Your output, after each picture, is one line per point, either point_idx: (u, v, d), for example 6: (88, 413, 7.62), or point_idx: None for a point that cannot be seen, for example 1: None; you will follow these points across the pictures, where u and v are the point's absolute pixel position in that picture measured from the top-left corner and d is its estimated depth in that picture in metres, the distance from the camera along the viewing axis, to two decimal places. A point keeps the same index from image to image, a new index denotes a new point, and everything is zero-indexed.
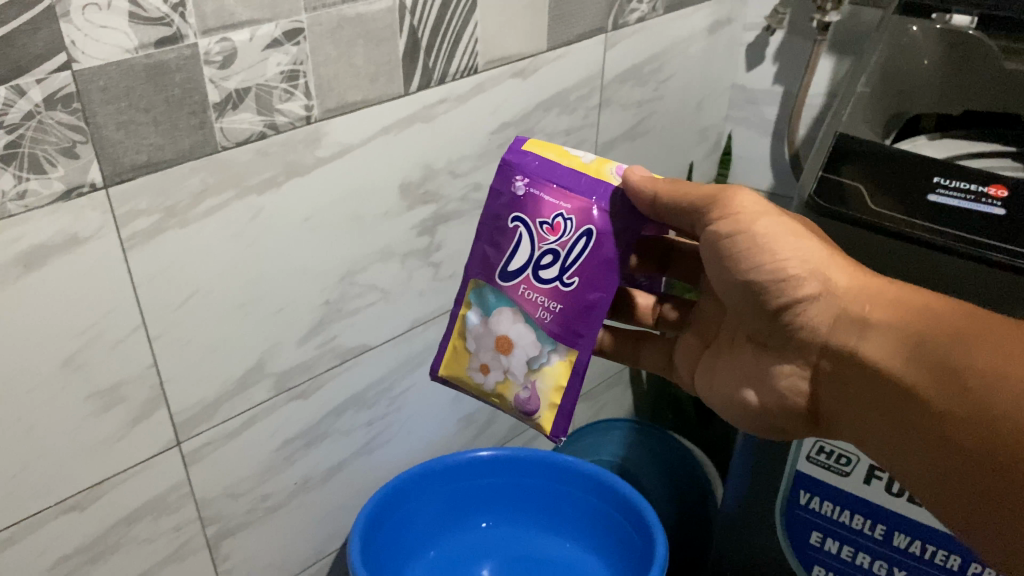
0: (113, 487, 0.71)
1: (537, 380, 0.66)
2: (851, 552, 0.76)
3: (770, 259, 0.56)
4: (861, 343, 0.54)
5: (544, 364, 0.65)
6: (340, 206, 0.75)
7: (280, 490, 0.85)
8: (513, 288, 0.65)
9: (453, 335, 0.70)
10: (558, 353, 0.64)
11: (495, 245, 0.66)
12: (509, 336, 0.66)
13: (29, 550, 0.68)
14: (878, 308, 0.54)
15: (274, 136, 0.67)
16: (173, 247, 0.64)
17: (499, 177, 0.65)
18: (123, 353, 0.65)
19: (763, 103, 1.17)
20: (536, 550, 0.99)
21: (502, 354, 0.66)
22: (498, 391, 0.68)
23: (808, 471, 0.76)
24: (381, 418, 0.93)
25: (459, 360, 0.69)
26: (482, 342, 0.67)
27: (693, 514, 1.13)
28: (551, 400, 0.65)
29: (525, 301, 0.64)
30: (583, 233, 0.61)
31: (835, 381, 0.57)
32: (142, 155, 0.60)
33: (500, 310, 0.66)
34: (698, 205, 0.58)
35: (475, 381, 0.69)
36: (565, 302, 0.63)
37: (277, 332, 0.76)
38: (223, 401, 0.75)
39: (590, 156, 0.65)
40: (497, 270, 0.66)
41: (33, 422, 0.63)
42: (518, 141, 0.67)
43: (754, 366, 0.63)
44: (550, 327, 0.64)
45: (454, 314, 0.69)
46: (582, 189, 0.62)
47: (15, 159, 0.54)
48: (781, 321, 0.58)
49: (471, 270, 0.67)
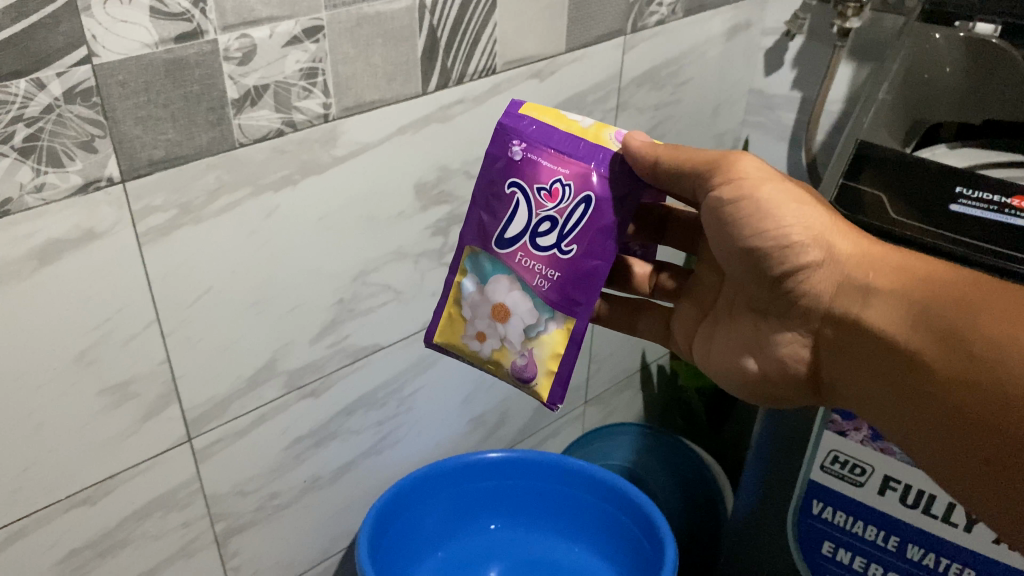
0: (123, 482, 0.71)
1: (534, 348, 0.65)
2: (862, 562, 0.75)
3: (772, 224, 0.56)
4: (861, 309, 0.54)
5: (542, 332, 0.65)
6: (354, 205, 0.75)
7: (289, 488, 0.85)
8: (510, 256, 0.64)
9: (447, 303, 0.69)
10: (555, 321, 0.64)
11: (491, 211, 0.65)
12: (506, 304, 0.65)
13: (39, 544, 0.68)
14: (881, 275, 0.54)
15: (291, 134, 0.67)
16: (187, 245, 0.64)
17: (495, 142, 0.64)
18: (137, 348, 0.65)
19: (780, 109, 1.16)
20: (546, 553, 0.99)
21: (500, 322, 0.66)
22: (494, 359, 0.67)
23: (821, 481, 0.75)
24: (392, 417, 0.93)
25: (453, 327, 0.68)
26: (477, 311, 0.67)
27: (703, 520, 1.13)
28: (548, 367, 0.65)
29: (521, 269, 0.64)
30: (581, 199, 0.61)
31: (836, 349, 0.57)
32: (159, 150, 0.59)
33: (497, 278, 0.65)
34: (699, 170, 0.59)
35: (471, 350, 0.68)
36: (564, 269, 0.62)
37: (289, 331, 0.76)
38: (235, 399, 0.75)
39: (587, 121, 0.64)
40: (493, 238, 0.65)
41: (45, 417, 0.63)
42: (515, 104, 0.66)
43: (752, 335, 0.63)
44: (548, 295, 0.63)
45: (449, 282, 0.69)
46: (581, 155, 0.61)
47: (33, 153, 0.54)
48: (782, 288, 0.58)
49: (467, 237, 0.67)
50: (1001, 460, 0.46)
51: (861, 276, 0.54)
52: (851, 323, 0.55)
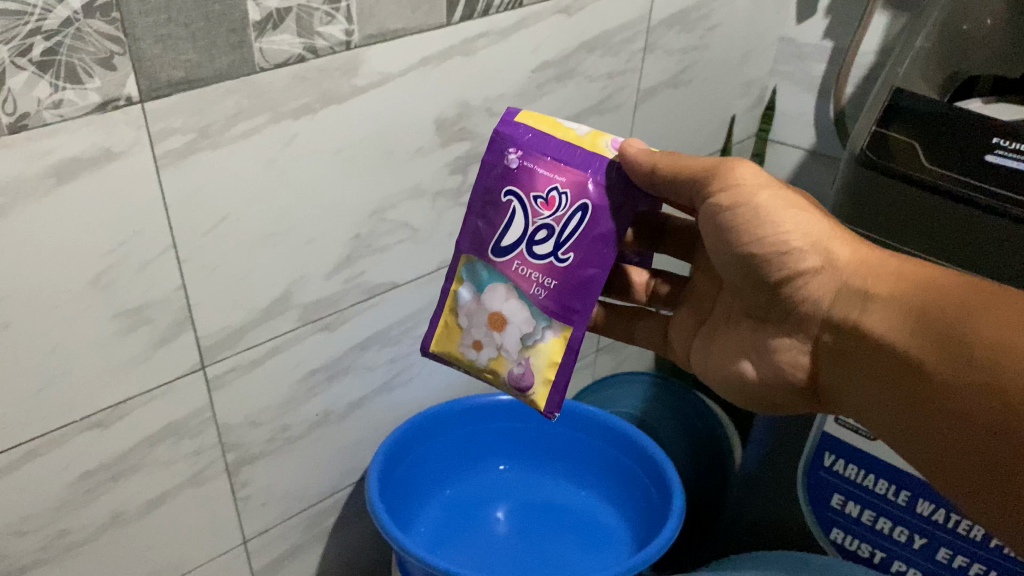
0: (135, 408, 0.71)
1: (531, 357, 0.66)
2: (871, 517, 0.74)
3: (771, 231, 0.55)
4: (861, 314, 0.54)
5: (539, 341, 0.65)
6: (374, 138, 0.73)
7: (300, 422, 0.86)
8: (506, 264, 0.64)
9: (443, 312, 0.69)
10: (552, 329, 0.65)
11: (487, 220, 0.65)
12: (502, 313, 0.65)
13: (53, 464, 0.69)
14: (880, 281, 0.54)
15: (312, 60, 0.65)
16: (203, 169, 0.63)
17: (490, 150, 0.65)
18: (152, 273, 0.65)
19: (810, 59, 1.13)
20: (551, 496, 0.98)
21: (496, 330, 0.66)
22: (490, 368, 0.68)
23: (835, 433, 0.73)
24: (404, 356, 0.92)
25: (449, 336, 0.69)
26: (474, 319, 0.67)
27: (710, 481, 1.10)
28: (545, 375, 0.66)
29: (518, 278, 0.64)
30: (578, 207, 0.61)
31: (833, 357, 0.57)
32: (179, 71, 0.58)
33: (493, 287, 0.66)
34: (697, 175, 0.58)
35: (467, 358, 0.68)
36: (561, 277, 0.63)
37: (304, 263, 0.75)
38: (249, 328, 0.75)
39: (583, 129, 0.65)
40: (490, 246, 0.65)
41: (60, 338, 0.63)
42: (510, 113, 0.66)
43: (747, 340, 0.63)
44: (545, 303, 0.64)
45: (444, 291, 0.69)
46: (578, 162, 0.62)
47: (51, 67, 0.53)
48: (781, 294, 0.58)
49: (462, 246, 0.67)
50: (1003, 469, 0.46)
51: (861, 282, 0.54)
52: (850, 331, 0.55)
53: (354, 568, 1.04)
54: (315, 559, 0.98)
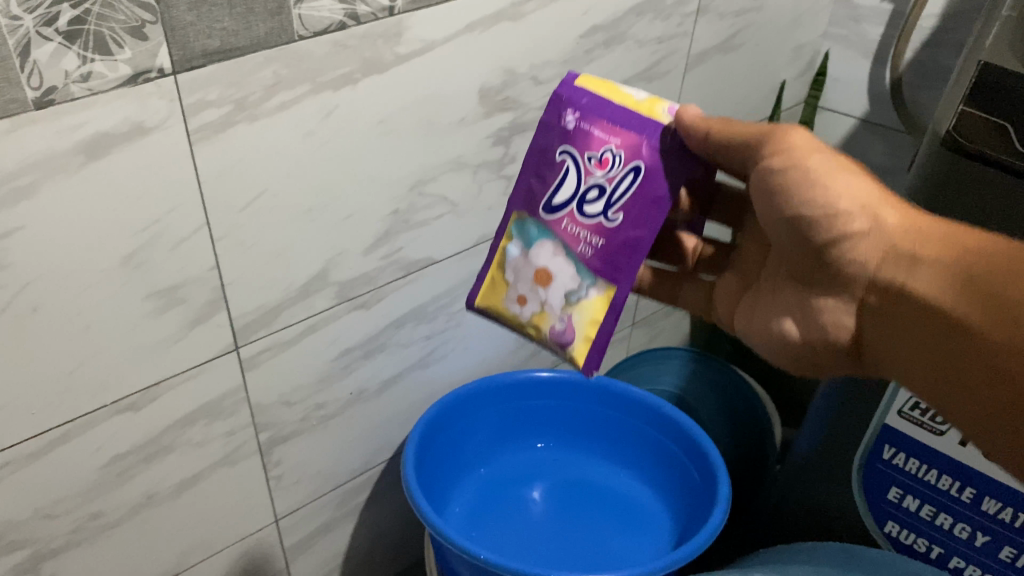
0: (168, 390, 0.68)
1: (573, 314, 0.62)
2: (930, 511, 0.71)
3: (819, 193, 0.48)
4: (908, 279, 0.47)
5: (582, 298, 0.61)
6: (416, 109, 0.69)
7: (334, 400, 0.83)
8: (556, 222, 0.60)
9: (491, 266, 0.66)
10: (597, 287, 0.60)
11: (540, 177, 0.61)
12: (549, 269, 0.62)
13: (84, 447, 0.66)
14: (933, 247, 0.47)
15: (353, 28, 0.61)
16: (240, 143, 0.60)
17: (549, 110, 0.60)
18: (186, 253, 0.62)
19: (866, 21, 1.07)
20: (590, 477, 0.95)
21: (542, 286, 0.63)
22: (534, 324, 0.64)
23: (896, 426, 0.70)
24: (440, 333, 0.89)
25: (495, 290, 0.66)
26: (521, 274, 0.64)
27: (749, 462, 1.07)
28: (586, 334, 0.62)
29: (566, 235, 0.60)
30: (631, 168, 0.56)
31: (877, 332, 0.50)
32: (214, 40, 0.54)
33: (542, 242, 0.62)
34: (747, 139, 0.52)
35: (512, 314, 0.65)
36: (608, 237, 0.58)
37: (342, 239, 0.72)
38: (285, 307, 0.72)
39: (642, 94, 0.59)
40: (541, 204, 0.61)
41: (91, 320, 0.60)
42: (571, 75, 0.61)
43: (778, 313, 0.55)
44: (591, 262, 0.59)
45: (494, 245, 0.65)
46: (633, 125, 0.57)
47: (79, 37, 0.49)
48: (824, 262, 0.50)
49: (515, 202, 0.63)
50: None
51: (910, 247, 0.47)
52: (899, 301, 0.48)
53: (385, 543, 1.03)
54: (347, 534, 0.96)
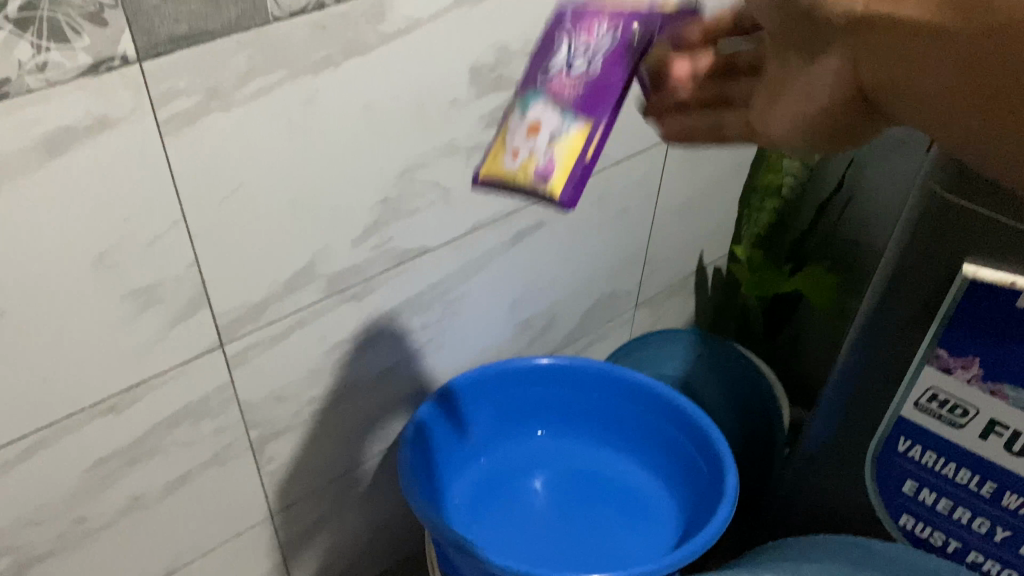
0: (151, 391, 0.66)
1: (555, 149, 0.55)
2: (948, 505, 0.69)
3: None
4: (896, 13, 0.38)
5: (562, 135, 0.55)
6: (404, 91, 0.66)
7: (327, 395, 0.80)
8: (545, 71, 0.56)
9: (500, 130, 0.58)
10: (576, 121, 0.55)
11: (542, 44, 0.57)
12: (539, 116, 0.56)
13: (65, 452, 0.64)
14: None
15: (332, 8, 0.57)
16: (215, 133, 0.56)
17: None
18: (162, 251, 0.59)
19: None
20: (592, 466, 0.93)
21: (535, 131, 0.56)
22: (520, 170, 0.56)
23: (913, 419, 0.67)
24: (436, 322, 0.86)
25: (496, 155, 0.57)
26: (517, 129, 0.57)
27: (759, 446, 1.05)
28: (566, 166, 0.55)
29: (551, 80, 0.56)
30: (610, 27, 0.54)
31: (880, 76, 0.39)
32: (181, 25, 0.51)
33: (537, 95, 0.56)
34: None
35: (506, 166, 0.57)
36: (581, 80, 0.55)
37: (330, 231, 0.68)
38: (271, 302, 0.68)
39: None
40: (539, 65, 0.57)
41: (64, 324, 0.57)
42: None
43: (780, 112, 0.44)
44: (572, 100, 0.55)
45: (506, 109, 0.58)
46: None
47: (31, 25, 0.45)
48: (809, 32, 0.40)
49: (528, 72, 0.57)
50: None
51: None
52: (884, 40, 0.38)
53: (386, 534, 1.00)
54: (346, 527, 0.94)
